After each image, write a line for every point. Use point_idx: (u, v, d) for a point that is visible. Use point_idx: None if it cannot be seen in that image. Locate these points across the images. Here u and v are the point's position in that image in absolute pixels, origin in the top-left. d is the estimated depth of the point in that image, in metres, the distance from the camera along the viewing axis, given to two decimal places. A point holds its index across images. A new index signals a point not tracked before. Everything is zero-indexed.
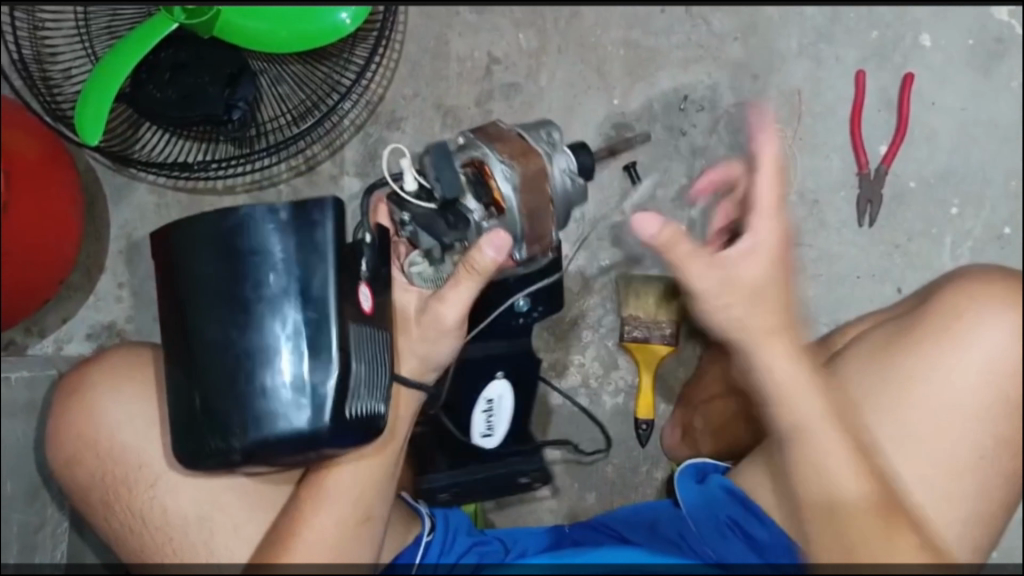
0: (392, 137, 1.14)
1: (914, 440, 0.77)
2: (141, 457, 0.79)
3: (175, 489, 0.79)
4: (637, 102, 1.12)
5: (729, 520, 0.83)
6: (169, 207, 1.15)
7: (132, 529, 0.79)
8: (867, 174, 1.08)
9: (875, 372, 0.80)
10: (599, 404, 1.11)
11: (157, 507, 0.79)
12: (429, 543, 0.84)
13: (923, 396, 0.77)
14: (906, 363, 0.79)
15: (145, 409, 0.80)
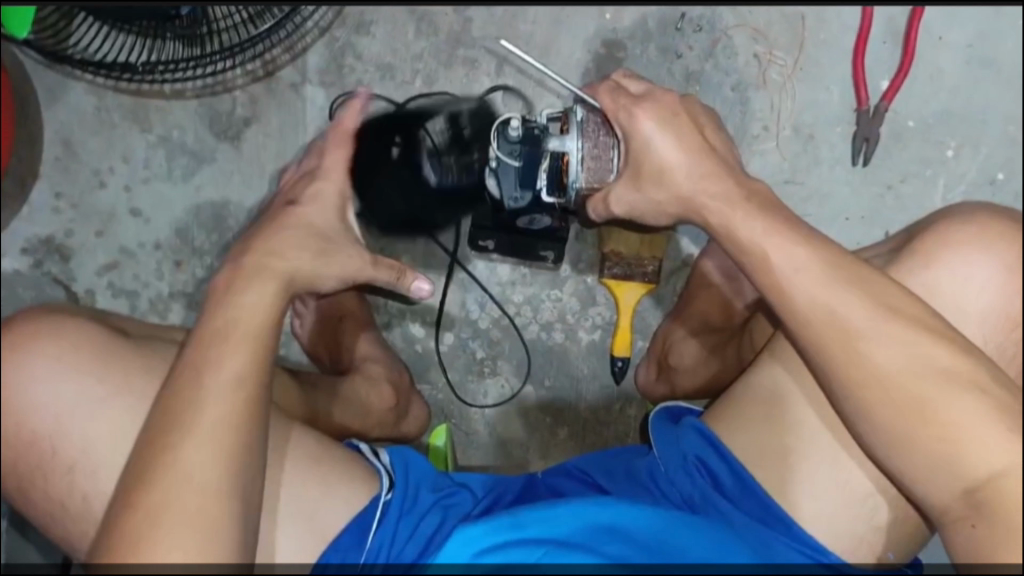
0: (362, 43, 1.04)
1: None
2: (62, 435, 0.68)
3: (96, 474, 0.68)
4: (631, 19, 1.03)
5: (696, 460, 0.76)
6: (110, 110, 1.04)
7: (53, 514, 0.70)
8: (866, 112, 1.02)
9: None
10: (575, 341, 1.07)
11: (78, 495, 0.68)
12: (388, 502, 0.75)
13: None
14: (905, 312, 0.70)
15: (68, 382, 0.69)
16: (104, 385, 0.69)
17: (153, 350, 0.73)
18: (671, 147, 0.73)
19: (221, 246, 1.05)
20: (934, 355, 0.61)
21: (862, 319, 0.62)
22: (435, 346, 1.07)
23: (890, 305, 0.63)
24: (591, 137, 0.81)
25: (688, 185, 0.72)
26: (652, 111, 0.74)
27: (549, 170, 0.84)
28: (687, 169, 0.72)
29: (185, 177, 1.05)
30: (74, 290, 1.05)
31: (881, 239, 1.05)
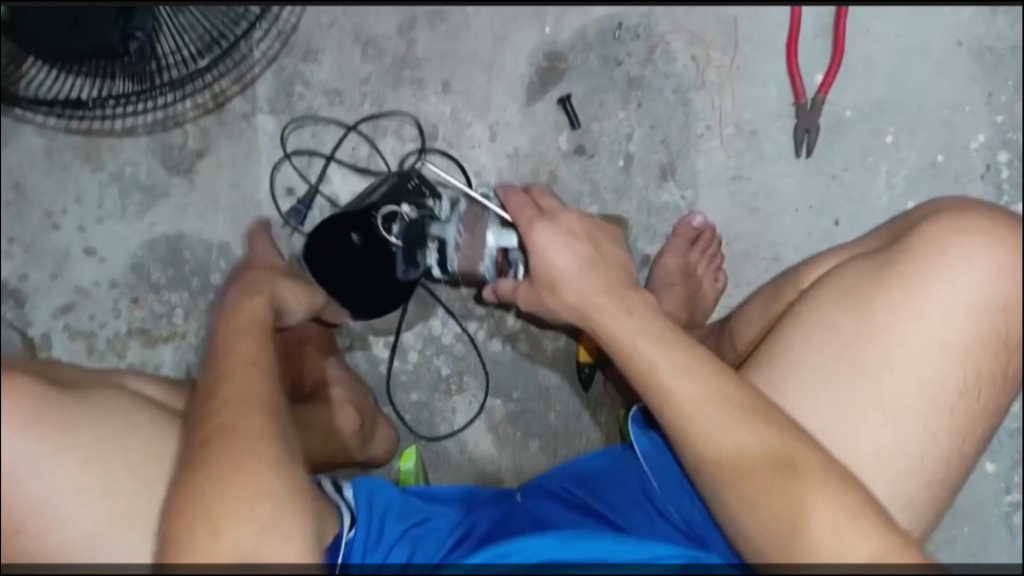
0: (309, 70, 1.06)
1: (890, 385, 0.70)
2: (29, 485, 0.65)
3: (73, 524, 0.66)
4: (570, 32, 1.06)
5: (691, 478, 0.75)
6: (61, 151, 1.04)
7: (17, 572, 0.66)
8: (804, 105, 1.05)
9: (852, 323, 0.72)
10: (540, 350, 1.07)
11: (49, 547, 0.65)
12: (351, 539, 0.76)
13: (904, 340, 0.70)
14: (887, 305, 0.71)
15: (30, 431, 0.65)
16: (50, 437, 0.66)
17: (101, 397, 0.70)
18: (570, 259, 0.77)
19: (177, 280, 1.04)
20: (761, 428, 0.67)
21: (671, 383, 0.69)
22: (400, 366, 1.07)
23: (715, 379, 0.69)
24: (469, 229, 0.86)
25: (582, 297, 0.75)
26: (554, 228, 0.78)
27: (438, 252, 0.87)
28: (576, 279, 0.76)
29: (139, 213, 1.05)
30: (30, 334, 1.04)
31: (831, 228, 1.07)
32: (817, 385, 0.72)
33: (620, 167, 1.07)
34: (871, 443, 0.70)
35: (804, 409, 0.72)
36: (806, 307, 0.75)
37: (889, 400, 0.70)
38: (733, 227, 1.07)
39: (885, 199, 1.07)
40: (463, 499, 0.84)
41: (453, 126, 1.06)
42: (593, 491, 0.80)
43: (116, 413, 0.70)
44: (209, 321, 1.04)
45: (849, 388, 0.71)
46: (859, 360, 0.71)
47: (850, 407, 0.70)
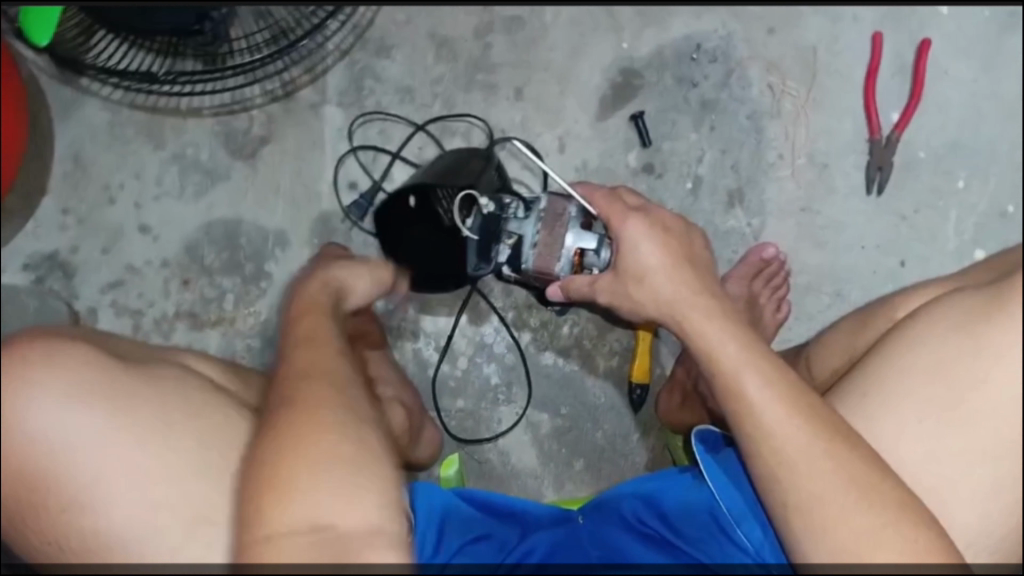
0: (382, 66, 1.04)
1: (985, 424, 0.67)
2: (78, 468, 0.63)
3: (109, 512, 0.62)
4: (648, 49, 1.05)
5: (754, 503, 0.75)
6: (125, 126, 1.03)
7: (55, 560, 0.64)
8: (879, 141, 1.04)
9: (954, 359, 0.68)
10: (591, 368, 1.05)
11: (84, 536, 0.62)
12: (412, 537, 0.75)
13: (1005, 378, 0.66)
14: (991, 344, 0.67)
15: (88, 410, 0.64)
16: (112, 412, 0.64)
17: (164, 376, 0.69)
18: (657, 251, 0.76)
19: (231, 265, 1.03)
20: (845, 464, 0.64)
21: (763, 411, 0.66)
22: (447, 371, 1.04)
23: (814, 412, 0.66)
24: (547, 226, 0.83)
25: (675, 297, 0.75)
26: (646, 222, 0.78)
27: (511, 249, 0.87)
28: (667, 273, 0.76)
29: (197, 195, 1.03)
30: (75, 308, 1.02)
31: (897, 268, 1.05)
32: (908, 419, 0.68)
33: (688, 189, 1.05)
34: (960, 486, 0.66)
35: (894, 445, 0.68)
36: (902, 335, 0.72)
37: (984, 440, 0.66)
38: (797, 258, 1.05)
39: (954, 243, 1.06)
40: (522, 518, 0.81)
41: (523, 133, 1.04)
42: (664, 520, 0.79)
43: (178, 390, 0.68)
44: (259, 310, 1.02)
45: (939, 425, 0.67)
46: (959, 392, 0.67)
47: (941, 445, 0.67)
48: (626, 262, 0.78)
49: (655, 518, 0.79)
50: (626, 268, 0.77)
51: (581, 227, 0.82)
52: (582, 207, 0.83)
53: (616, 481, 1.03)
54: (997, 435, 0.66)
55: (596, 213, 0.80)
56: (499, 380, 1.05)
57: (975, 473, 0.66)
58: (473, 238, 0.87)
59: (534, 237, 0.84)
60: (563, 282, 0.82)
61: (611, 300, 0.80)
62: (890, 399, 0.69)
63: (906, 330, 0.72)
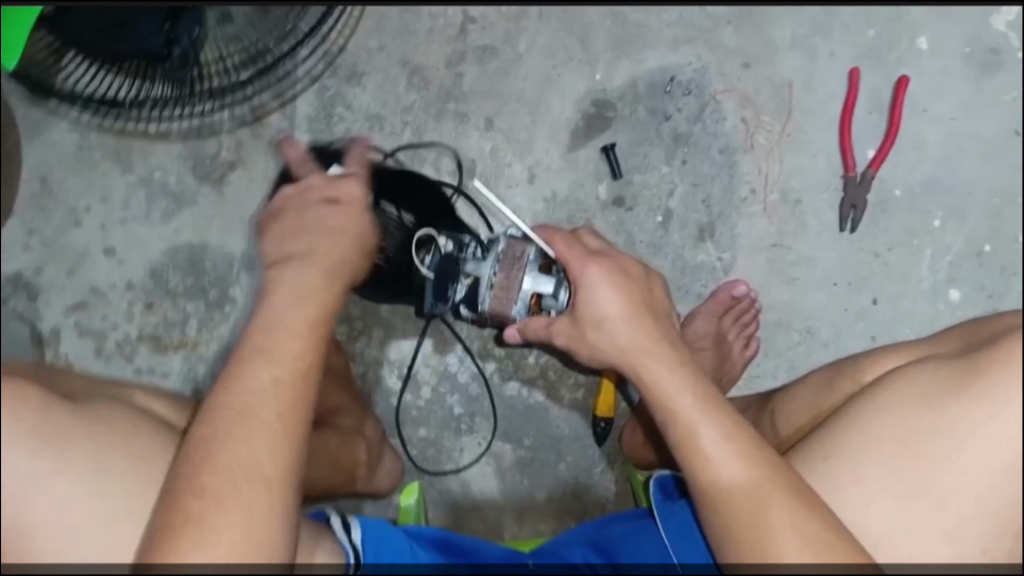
0: (352, 93, 1.04)
1: (950, 499, 0.64)
2: (2, 508, 0.61)
3: (30, 555, 0.61)
4: (621, 81, 1.04)
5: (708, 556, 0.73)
6: (93, 148, 1.03)
7: None
8: (853, 177, 1.03)
9: (921, 426, 0.66)
10: (556, 400, 1.04)
11: None
12: None
13: (970, 453, 0.64)
14: (957, 416, 0.65)
15: (14, 450, 0.62)
16: (46, 456, 0.62)
17: (106, 415, 0.67)
18: (615, 298, 0.74)
19: (195, 290, 1.02)
20: (804, 525, 0.62)
21: (713, 458, 0.65)
22: (410, 400, 1.04)
23: (773, 468, 0.64)
24: (505, 268, 0.82)
25: (635, 345, 0.72)
26: (606, 267, 0.75)
27: (468, 289, 0.86)
28: (628, 323, 0.73)
29: (163, 218, 1.03)
30: (39, 329, 1.01)
31: (869, 306, 1.04)
32: (872, 489, 0.66)
33: (658, 223, 1.04)
34: (922, 554, 0.64)
35: (856, 510, 0.66)
36: (870, 400, 0.70)
37: (948, 517, 0.64)
38: (767, 294, 1.04)
39: (927, 283, 1.04)
40: (476, 560, 0.79)
41: (492, 163, 1.03)
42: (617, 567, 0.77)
43: (120, 431, 0.66)
44: (222, 336, 1.02)
45: (903, 497, 0.65)
46: (922, 458, 0.65)
47: (903, 520, 0.65)
48: (584, 308, 0.75)
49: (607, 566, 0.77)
50: (585, 313, 0.75)
51: (538, 268, 0.82)
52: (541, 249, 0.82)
53: (578, 515, 1.02)
54: (960, 503, 0.64)
55: (555, 255, 0.78)
56: (462, 410, 1.04)
57: (937, 543, 0.64)
58: (430, 277, 0.88)
59: (491, 277, 0.83)
60: (519, 325, 0.81)
61: (569, 345, 0.78)
62: (852, 465, 0.67)
63: (873, 394, 0.70)
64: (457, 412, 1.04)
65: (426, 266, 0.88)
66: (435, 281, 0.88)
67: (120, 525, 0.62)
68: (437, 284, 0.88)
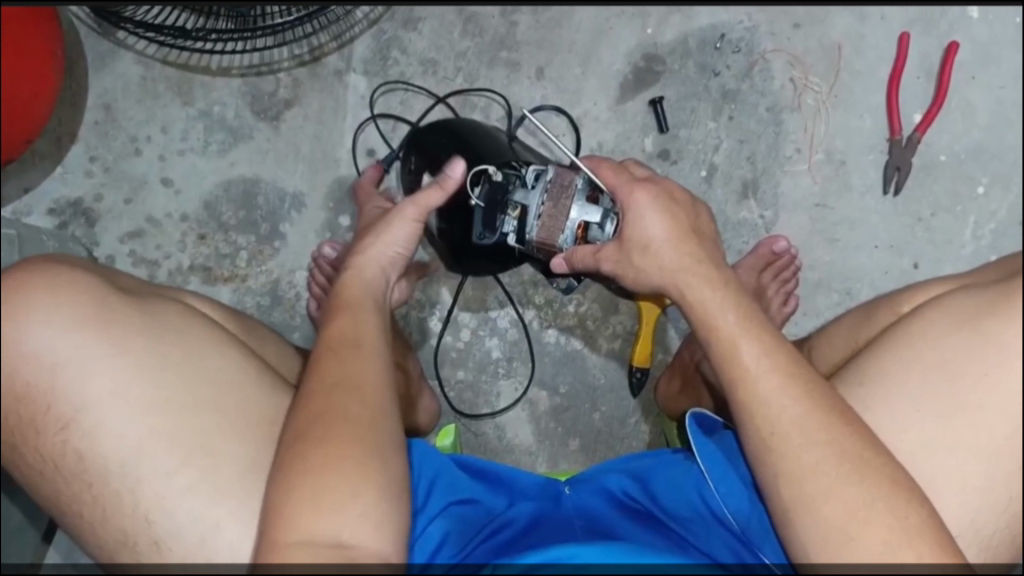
0: (408, 38, 1.06)
1: (987, 419, 0.66)
2: (66, 387, 0.64)
3: (93, 433, 0.64)
4: (672, 36, 1.06)
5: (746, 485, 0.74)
6: (156, 81, 1.06)
7: (44, 476, 0.66)
8: (899, 141, 1.04)
9: (955, 351, 0.68)
10: (594, 347, 1.05)
11: (72, 454, 0.64)
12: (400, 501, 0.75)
13: (1006, 374, 0.65)
14: (994, 340, 0.66)
15: (84, 334, 0.66)
16: (110, 337, 0.66)
17: (162, 309, 0.71)
18: (662, 222, 0.77)
19: (248, 223, 1.05)
20: (842, 440, 0.65)
21: (757, 379, 0.67)
22: (450, 341, 1.06)
23: (810, 389, 0.66)
24: (553, 198, 0.84)
25: (678, 266, 0.75)
26: (652, 192, 0.78)
27: (517, 220, 0.88)
28: (673, 245, 0.76)
29: (220, 152, 1.06)
30: (95, 255, 1.04)
31: (909, 270, 1.04)
32: (905, 407, 0.68)
33: (702, 177, 1.05)
34: (955, 476, 0.66)
35: (891, 434, 0.68)
36: (905, 329, 0.71)
37: (981, 434, 0.65)
38: (808, 254, 1.05)
39: (969, 249, 1.04)
40: (510, 485, 0.81)
41: (541, 112, 1.05)
42: (653, 497, 0.78)
43: (173, 324, 0.70)
44: (271, 269, 1.05)
45: (937, 414, 0.67)
46: (956, 382, 0.67)
47: (937, 436, 0.66)
48: (632, 233, 0.78)
49: (643, 494, 0.78)
50: (634, 237, 0.77)
51: (586, 199, 0.83)
52: (589, 180, 0.84)
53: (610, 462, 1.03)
54: (994, 426, 0.65)
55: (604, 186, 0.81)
56: (501, 354, 1.05)
57: (971, 465, 0.65)
58: (479, 208, 0.89)
59: (540, 204, 0.85)
60: (565, 253, 0.83)
61: (617, 271, 0.80)
62: (887, 390, 0.69)
63: (908, 323, 0.72)
64: (495, 359, 1.05)
65: (477, 197, 0.89)
66: (483, 211, 0.88)
67: (182, 410, 0.66)
68: (485, 214, 0.88)
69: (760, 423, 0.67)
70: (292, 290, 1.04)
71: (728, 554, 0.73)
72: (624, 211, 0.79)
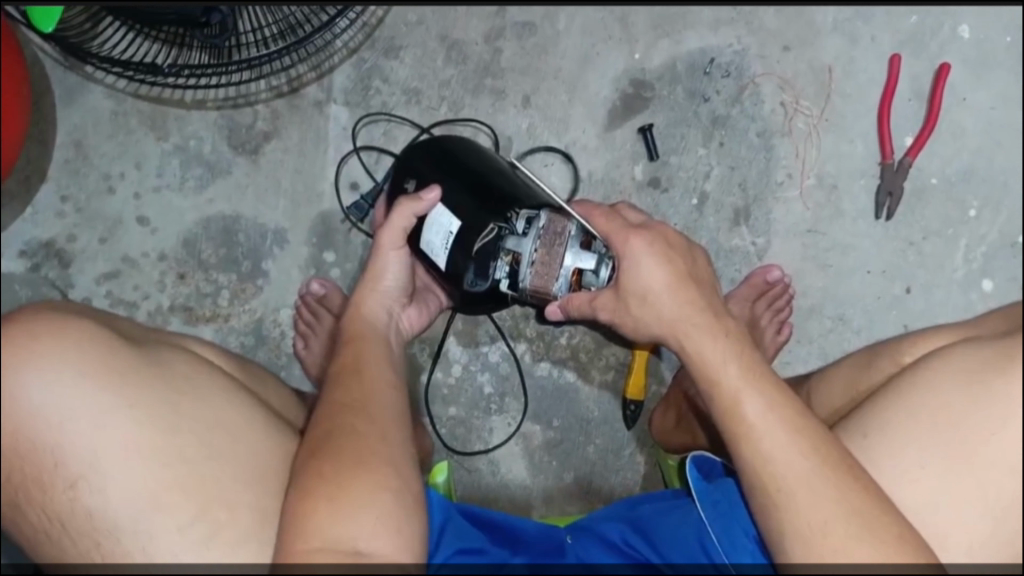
0: (389, 66, 1.03)
1: (993, 474, 0.65)
2: (71, 443, 0.62)
3: (103, 489, 0.61)
4: (660, 61, 1.04)
5: (748, 534, 0.72)
6: (128, 115, 1.02)
7: (51, 535, 0.62)
8: (891, 165, 1.02)
9: (960, 404, 0.67)
10: (587, 380, 1.03)
11: (81, 511, 0.61)
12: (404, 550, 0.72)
13: (1013, 432, 0.65)
14: (999, 396, 0.66)
15: (88, 385, 0.63)
16: (117, 390, 0.63)
17: (167, 359, 0.68)
18: (661, 272, 0.75)
19: (228, 261, 1.02)
20: (850, 496, 0.63)
21: (761, 432, 0.66)
22: (440, 378, 1.03)
23: (818, 440, 0.65)
24: (546, 245, 0.83)
25: (678, 316, 0.73)
26: (648, 238, 0.76)
27: (509, 266, 0.87)
28: (672, 293, 0.74)
29: (197, 188, 1.02)
30: (70, 297, 1.01)
31: (902, 295, 1.04)
32: (911, 457, 0.67)
33: (693, 205, 1.03)
34: (961, 531, 0.65)
35: (897, 487, 0.67)
36: (913, 378, 0.71)
37: (989, 494, 0.64)
38: (801, 281, 1.04)
39: (960, 272, 1.04)
40: (512, 536, 0.78)
41: (528, 141, 1.03)
42: (652, 544, 0.76)
43: (180, 373, 0.67)
44: (253, 308, 1.02)
45: (943, 472, 0.66)
46: (962, 435, 0.66)
47: (945, 495, 0.65)
48: (628, 282, 0.76)
49: (641, 541, 0.77)
50: (630, 287, 0.76)
51: (579, 245, 0.82)
52: (582, 226, 0.82)
53: (606, 496, 1.02)
54: (1002, 483, 0.64)
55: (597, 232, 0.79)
56: (493, 389, 1.03)
57: (978, 520, 0.65)
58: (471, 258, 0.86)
59: (531, 255, 0.83)
60: (560, 301, 0.81)
61: (614, 319, 0.79)
62: (894, 444, 0.68)
63: (915, 373, 0.71)
64: (487, 394, 1.03)
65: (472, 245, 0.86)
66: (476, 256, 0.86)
67: (192, 459, 0.63)
68: (477, 259, 0.86)
69: (768, 474, 0.65)
70: (276, 330, 1.02)
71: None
72: (618, 258, 0.77)
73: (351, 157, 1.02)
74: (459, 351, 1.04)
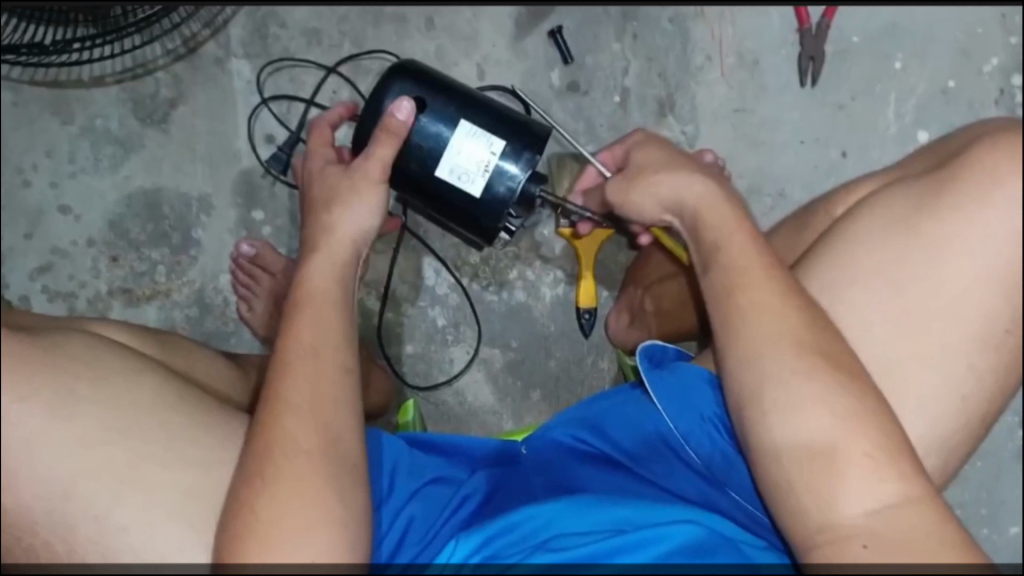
0: (284, 10, 1.00)
1: (930, 323, 0.64)
2: None
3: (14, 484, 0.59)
4: None
5: (712, 418, 0.70)
6: (27, 104, 0.99)
7: None
8: (809, 30, 1.00)
9: (897, 258, 0.65)
10: (538, 297, 1.03)
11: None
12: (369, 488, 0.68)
13: (946, 276, 0.63)
14: (932, 243, 0.64)
15: None
16: (12, 385, 0.59)
17: (67, 342, 0.63)
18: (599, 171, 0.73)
19: (158, 236, 1.00)
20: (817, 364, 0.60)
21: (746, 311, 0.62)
22: (392, 318, 1.03)
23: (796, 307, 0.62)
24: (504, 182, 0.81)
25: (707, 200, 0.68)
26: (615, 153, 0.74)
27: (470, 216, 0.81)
28: None
29: (113, 167, 1.00)
30: (7, 298, 1.00)
31: (838, 160, 1.02)
32: (858, 317, 0.65)
33: (616, 103, 1.01)
34: (910, 379, 0.64)
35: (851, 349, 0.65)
36: (848, 231, 0.68)
37: (928, 344, 0.64)
38: (735, 162, 1.03)
39: (894, 128, 1.02)
40: (466, 454, 0.75)
41: (439, 64, 1.00)
42: (613, 442, 0.74)
43: (83, 361, 0.62)
44: (193, 279, 1.01)
45: (886, 329, 0.64)
46: (903, 288, 0.64)
47: (892, 350, 0.64)
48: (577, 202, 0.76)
49: (599, 439, 0.74)
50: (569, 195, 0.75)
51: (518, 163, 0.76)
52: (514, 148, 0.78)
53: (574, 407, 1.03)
54: (946, 331, 0.63)
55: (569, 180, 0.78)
56: (448, 319, 1.03)
57: (922, 369, 0.64)
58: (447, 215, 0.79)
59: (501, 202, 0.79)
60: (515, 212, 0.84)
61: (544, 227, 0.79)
62: (838, 306, 0.66)
63: (845, 226, 0.68)
64: (441, 328, 1.03)
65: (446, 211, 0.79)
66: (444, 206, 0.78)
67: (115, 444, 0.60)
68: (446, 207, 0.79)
69: (750, 344, 0.62)
70: (219, 296, 1.01)
71: (693, 491, 0.70)
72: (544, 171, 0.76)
73: (262, 109, 1.00)
74: (407, 289, 1.03)
